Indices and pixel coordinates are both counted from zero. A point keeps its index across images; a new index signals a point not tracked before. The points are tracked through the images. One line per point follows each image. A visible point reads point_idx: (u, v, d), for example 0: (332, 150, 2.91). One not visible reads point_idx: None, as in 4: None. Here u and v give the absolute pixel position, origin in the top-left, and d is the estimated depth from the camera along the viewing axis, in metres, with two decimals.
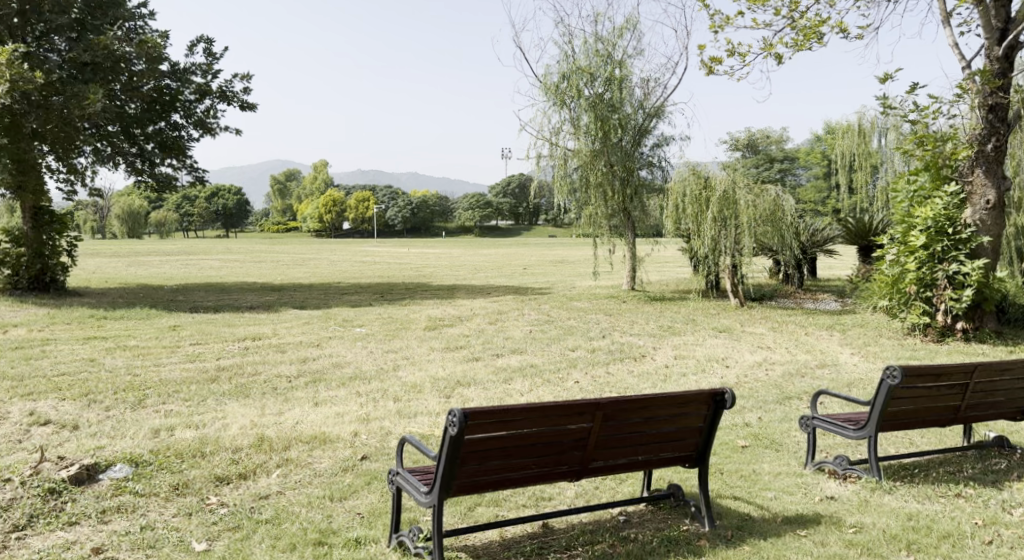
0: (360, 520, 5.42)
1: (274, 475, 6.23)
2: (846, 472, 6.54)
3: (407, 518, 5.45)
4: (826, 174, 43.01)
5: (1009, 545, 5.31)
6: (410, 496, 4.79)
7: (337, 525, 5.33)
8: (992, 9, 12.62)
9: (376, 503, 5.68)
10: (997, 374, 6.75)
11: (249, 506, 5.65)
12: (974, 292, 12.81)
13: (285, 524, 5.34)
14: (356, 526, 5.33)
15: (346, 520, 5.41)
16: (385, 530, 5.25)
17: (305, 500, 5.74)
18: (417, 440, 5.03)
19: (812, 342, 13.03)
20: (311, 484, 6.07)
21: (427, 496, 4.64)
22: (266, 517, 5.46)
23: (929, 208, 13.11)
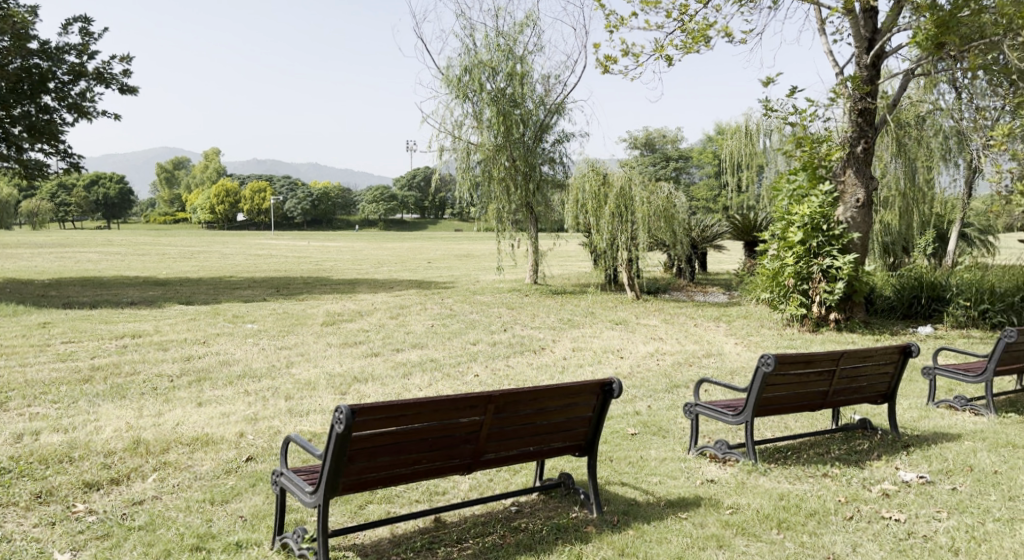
0: (242, 523, 5.36)
1: (150, 480, 6.08)
2: (726, 455, 6.89)
3: (293, 519, 5.42)
4: (718, 173, 44.61)
5: (867, 520, 5.73)
6: (294, 497, 4.78)
7: (217, 529, 5.26)
8: (862, 19, 13.47)
9: (260, 505, 5.62)
10: (860, 360, 7.23)
11: (121, 513, 5.50)
12: (845, 285, 13.59)
13: (160, 530, 5.23)
14: (238, 529, 5.27)
15: (226, 524, 5.35)
16: (269, 532, 5.21)
17: (183, 504, 5.64)
18: (301, 438, 5.02)
19: (700, 333, 13.60)
20: (190, 488, 5.95)
21: (312, 496, 4.64)
22: (138, 524, 5.33)
23: (806, 206, 13.76)
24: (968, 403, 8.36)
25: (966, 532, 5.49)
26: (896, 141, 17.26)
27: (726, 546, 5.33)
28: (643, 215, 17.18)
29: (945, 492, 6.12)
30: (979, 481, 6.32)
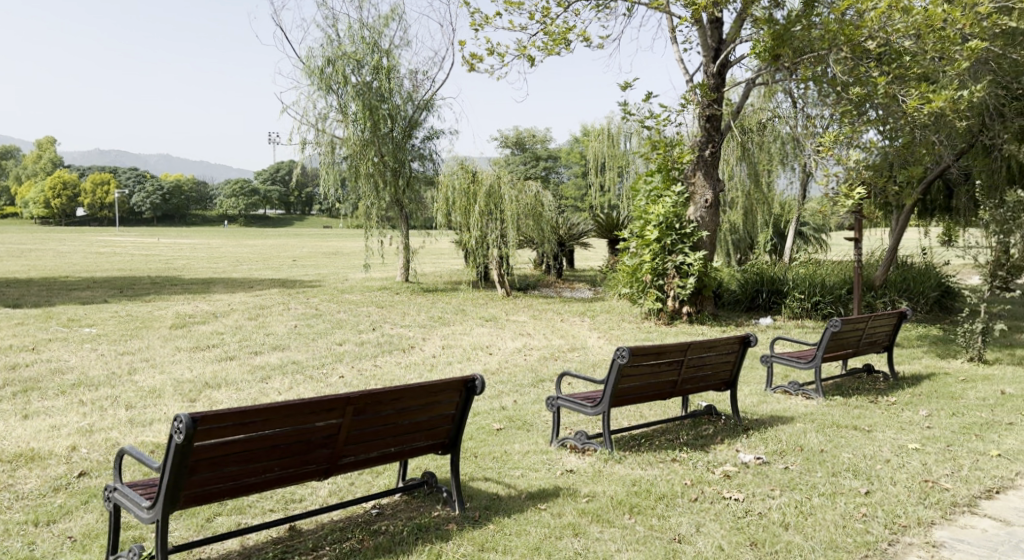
0: (70, 544, 5.12)
1: None
2: (585, 445, 7.16)
3: (131, 537, 5.23)
4: (585, 173, 45.78)
5: (710, 500, 6.12)
6: (129, 513, 4.63)
7: (41, 553, 5.01)
8: (709, 29, 14.25)
9: (92, 524, 5.39)
10: (705, 350, 7.69)
11: None
12: (696, 280, 14.38)
13: None
14: (64, 551, 5.03)
15: (52, 546, 5.10)
16: (101, 552, 5.01)
17: (2, 528, 5.33)
18: (136, 451, 4.85)
19: (566, 327, 13.99)
20: (11, 510, 5.63)
21: (149, 511, 4.50)
22: None
23: (660, 206, 14.42)
24: (800, 388, 9.05)
25: (795, 507, 5.96)
26: (740, 146, 18.89)
27: (581, 534, 5.56)
28: (512, 213, 17.52)
29: (779, 471, 6.63)
30: (809, 459, 6.87)
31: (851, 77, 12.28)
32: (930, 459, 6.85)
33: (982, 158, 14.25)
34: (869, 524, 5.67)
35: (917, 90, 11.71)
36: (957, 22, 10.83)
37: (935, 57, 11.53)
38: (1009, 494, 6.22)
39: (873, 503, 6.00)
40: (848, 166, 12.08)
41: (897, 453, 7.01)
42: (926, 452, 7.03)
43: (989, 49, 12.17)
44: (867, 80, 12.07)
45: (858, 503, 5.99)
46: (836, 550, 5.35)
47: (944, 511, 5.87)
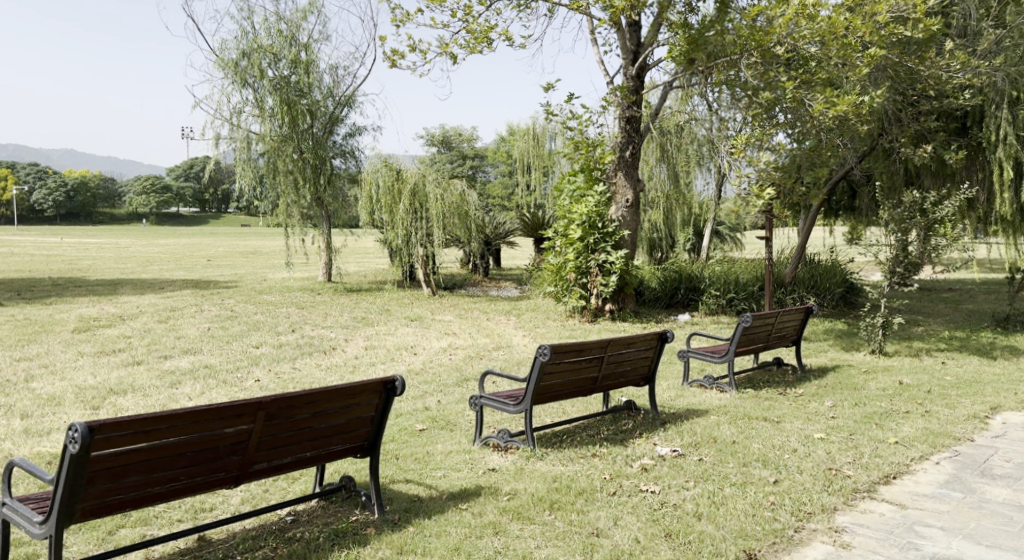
0: None
1: None
2: (508, 444, 7.18)
3: (25, 553, 5.02)
4: (511, 172, 45.88)
5: (628, 494, 6.22)
6: (20, 528, 4.43)
7: None
8: (628, 32, 14.46)
9: None
10: (624, 347, 7.80)
11: None
12: (618, 278, 14.57)
13: None
14: None
15: None
16: None
17: None
18: (28, 462, 4.64)
19: (491, 326, 14.00)
20: None
21: (42, 526, 4.32)
22: None
23: (584, 205, 14.57)
24: (715, 381, 9.30)
25: (708, 498, 6.12)
26: (660, 147, 19.44)
27: (502, 533, 5.58)
28: (438, 211, 17.44)
29: (693, 463, 6.78)
30: (721, 451, 7.06)
31: (761, 81, 12.67)
32: (834, 448, 7.13)
33: (882, 160, 14.98)
34: (776, 512, 5.86)
35: (821, 94, 12.18)
36: (858, 29, 11.40)
37: (838, 63, 12.00)
38: (904, 479, 6.52)
39: (780, 492, 6.21)
40: (760, 167, 12.41)
41: (803, 443, 7.27)
42: (831, 441, 7.32)
43: (887, 58, 12.77)
44: (776, 84, 12.51)
45: (767, 492, 6.19)
46: (746, 538, 5.50)
47: (846, 498, 6.12)
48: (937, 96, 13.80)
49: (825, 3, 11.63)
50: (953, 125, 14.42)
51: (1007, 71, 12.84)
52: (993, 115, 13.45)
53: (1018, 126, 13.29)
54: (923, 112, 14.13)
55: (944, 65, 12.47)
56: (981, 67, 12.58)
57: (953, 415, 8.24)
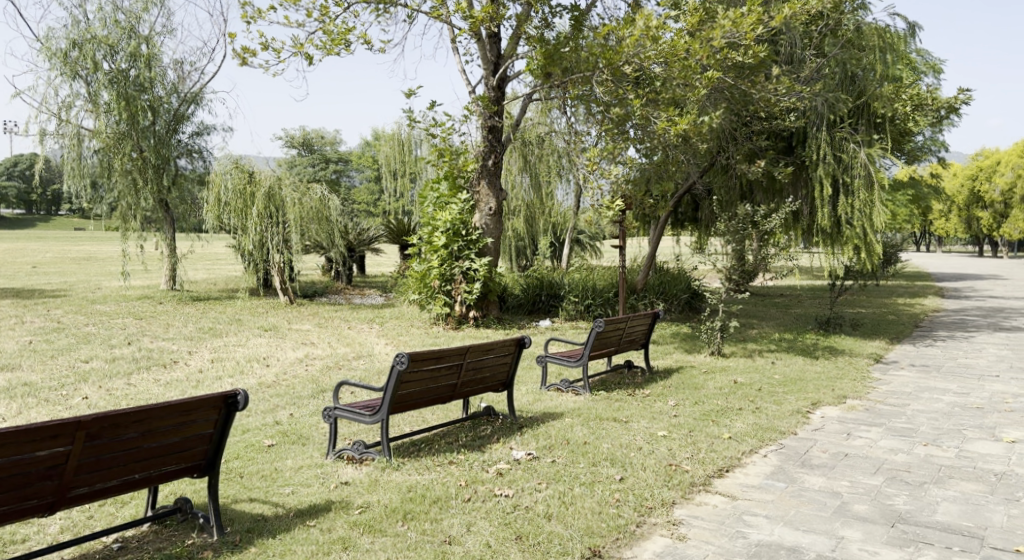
0: None
1: None
2: (363, 455, 6.88)
3: None
4: (376, 177, 45.16)
5: (482, 499, 6.13)
6: None
7: None
8: (488, 44, 14.53)
9: None
10: (484, 353, 7.67)
11: None
12: (482, 285, 14.55)
13: None
14: None
15: None
16: None
17: None
18: None
19: (352, 335, 13.61)
20: None
21: None
22: None
23: (448, 213, 14.47)
24: (571, 385, 9.42)
25: (559, 498, 6.16)
26: (522, 157, 19.82)
27: (350, 547, 5.37)
28: (295, 216, 16.80)
29: (547, 465, 6.81)
30: (573, 452, 7.13)
31: (613, 98, 13.06)
32: (675, 445, 7.36)
33: (720, 176, 15.98)
34: (621, 509, 5.98)
35: (665, 113, 12.82)
36: (696, 52, 11.97)
37: (680, 84, 12.63)
38: (736, 472, 6.82)
39: (626, 489, 6.34)
40: (612, 180, 13.00)
41: (648, 441, 7.47)
42: (672, 438, 7.56)
43: (724, 80, 13.58)
44: (626, 101, 12.99)
45: (613, 490, 6.31)
46: (592, 535, 5.58)
47: (684, 491, 6.33)
48: (768, 117, 14.74)
49: (669, 26, 12.12)
50: (781, 145, 15.25)
51: (826, 97, 14.12)
52: (814, 136, 14.48)
53: (834, 146, 14.37)
54: (755, 132, 15.10)
55: (772, 88, 13.47)
56: (803, 93, 13.68)
57: (780, 410, 8.71)
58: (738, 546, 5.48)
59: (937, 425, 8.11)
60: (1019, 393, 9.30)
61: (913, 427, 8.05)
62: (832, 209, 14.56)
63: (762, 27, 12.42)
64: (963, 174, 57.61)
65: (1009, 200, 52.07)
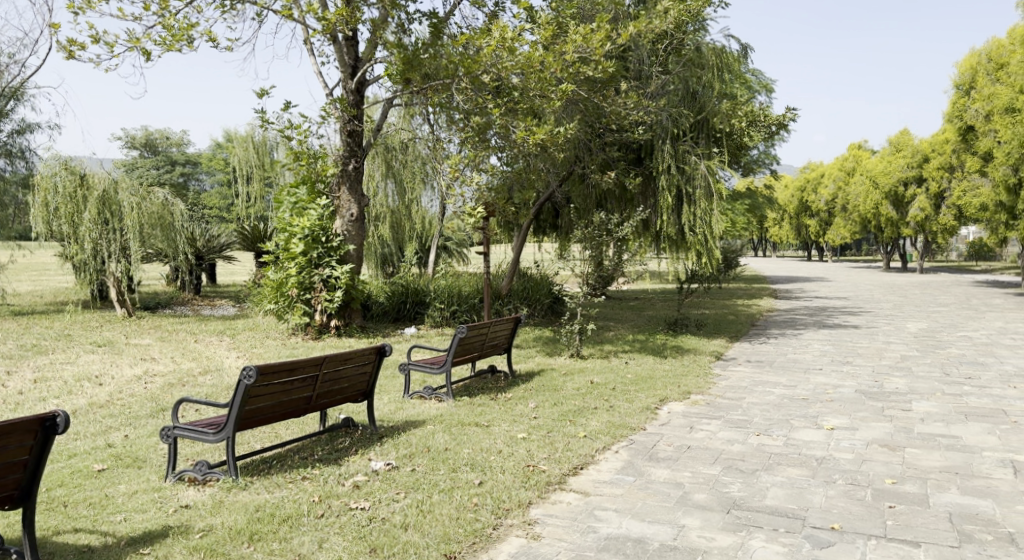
0: None
1: None
2: (206, 476, 6.57)
3: None
4: (228, 181, 43.38)
5: (336, 514, 5.98)
6: None
7: None
8: (345, 47, 14.26)
9: None
10: (341, 363, 7.30)
11: None
12: (343, 293, 14.22)
13: None
14: None
15: None
16: None
17: None
18: None
19: (199, 348, 12.98)
20: None
21: None
22: None
23: (306, 218, 14.08)
24: (433, 392, 9.39)
25: (416, 507, 6.11)
26: (385, 163, 19.69)
27: None
28: (133, 222, 15.91)
29: (405, 474, 6.74)
30: (433, 460, 7.10)
31: (472, 106, 13.13)
32: (534, 446, 7.49)
33: (577, 185, 16.35)
34: (478, 513, 6.02)
35: (524, 122, 13.08)
36: (550, 64, 12.25)
37: (536, 95, 12.80)
38: (590, 469, 7.02)
39: (483, 492, 6.40)
40: (475, 188, 13.19)
41: (507, 444, 7.56)
42: (531, 440, 7.68)
43: (579, 94, 13.97)
44: (486, 110, 13.02)
45: (471, 495, 6.34)
46: (447, 542, 5.60)
47: (539, 491, 6.45)
48: (618, 129, 15.32)
49: (524, 38, 12.33)
50: (631, 156, 15.90)
51: (671, 112, 14.88)
52: (660, 148, 15.24)
53: (677, 158, 15.18)
54: (607, 143, 15.58)
55: (622, 103, 14.06)
56: (650, 107, 14.30)
57: (632, 407, 9.03)
58: (588, 541, 5.64)
59: (769, 416, 8.65)
60: (839, 383, 10.09)
61: (749, 419, 8.56)
62: (676, 217, 15.44)
63: (610, 43, 12.89)
64: (794, 185, 61.96)
65: (831, 209, 56.03)
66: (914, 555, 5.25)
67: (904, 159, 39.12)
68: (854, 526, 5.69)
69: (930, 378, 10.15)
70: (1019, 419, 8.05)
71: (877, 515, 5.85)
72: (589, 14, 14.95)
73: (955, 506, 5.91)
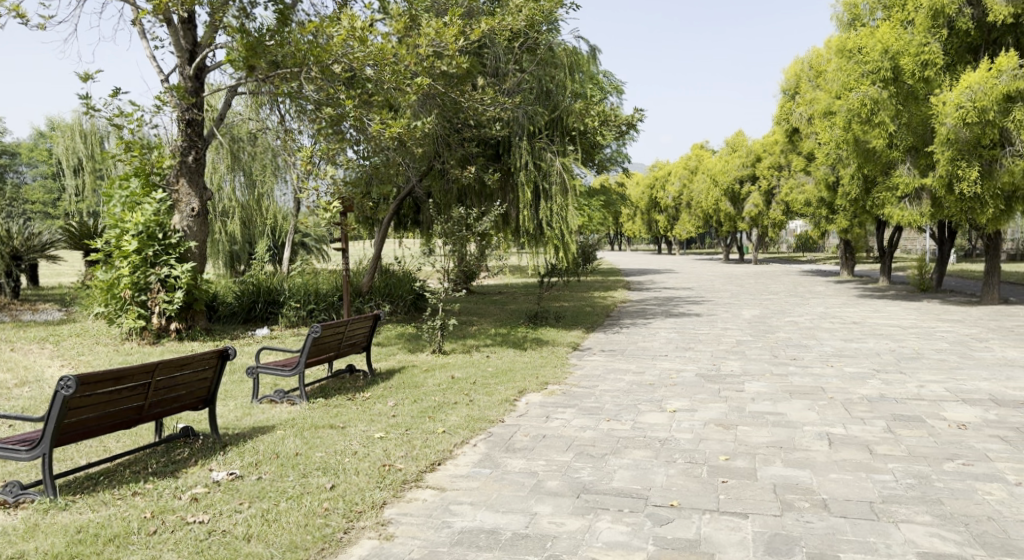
0: None
1: None
2: (18, 498, 6.08)
3: None
4: (54, 174, 40.37)
5: (170, 530, 5.68)
6: None
7: None
8: (181, 30, 13.55)
9: None
10: (177, 369, 6.91)
11: None
12: (184, 294, 13.50)
13: None
14: None
15: None
16: None
17: None
18: None
19: (17, 358, 11.98)
20: None
21: None
22: None
23: (139, 213, 13.23)
24: (285, 395, 9.09)
25: (261, 516, 5.89)
26: (231, 155, 18.94)
27: None
28: None
29: (251, 483, 6.48)
30: (282, 466, 6.87)
31: (324, 97, 12.79)
32: (390, 445, 7.39)
33: (437, 180, 16.27)
34: (328, 517, 5.88)
35: (379, 115, 12.86)
36: (404, 56, 12.10)
37: (391, 87, 12.61)
38: (446, 464, 7.01)
39: (335, 496, 6.25)
40: (329, 181, 12.55)
41: (363, 444, 7.43)
42: (388, 439, 7.59)
43: (436, 88, 13.79)
44: (339, 101, 12.71)
45: (321, 499, 6.18)
46: (294, 550, 5.45)
47: (394, 490, 6.39)
48: (476, 125, 15.31)
49: (376, 30, 12.12)
50: (489, 152, 16.01)
51: (527, 110, 15.12)
52: (517, 144, 15.39)
53: (534, 155, 15.44)
54: (465, 139, 15.51)
55: (479, 99, 14.06)
56: (507, 104, 14.42)
57: (490, 400, 9.09)
58: (442, 536, 5.64)
59: (619, 401, 8.92)
60: (682, 368, 10.57)
61: (600, 406, 8.80)
62: (534, 212, 15.65)
63: (462, 40, 12.90)
64: (645, 182, 64.32)
65: (678, 206, 58.52)
66: (743, 526, 5.56)
67: (740, 158, 41.63)
68: (691, 502, 5.97)
69: (762, 361, 10.80)
70: (836, 395, 8.71)
71: (712, 490, 6.16)
72: (443, 8, 14.84)
73: (780, 477, 6.31)
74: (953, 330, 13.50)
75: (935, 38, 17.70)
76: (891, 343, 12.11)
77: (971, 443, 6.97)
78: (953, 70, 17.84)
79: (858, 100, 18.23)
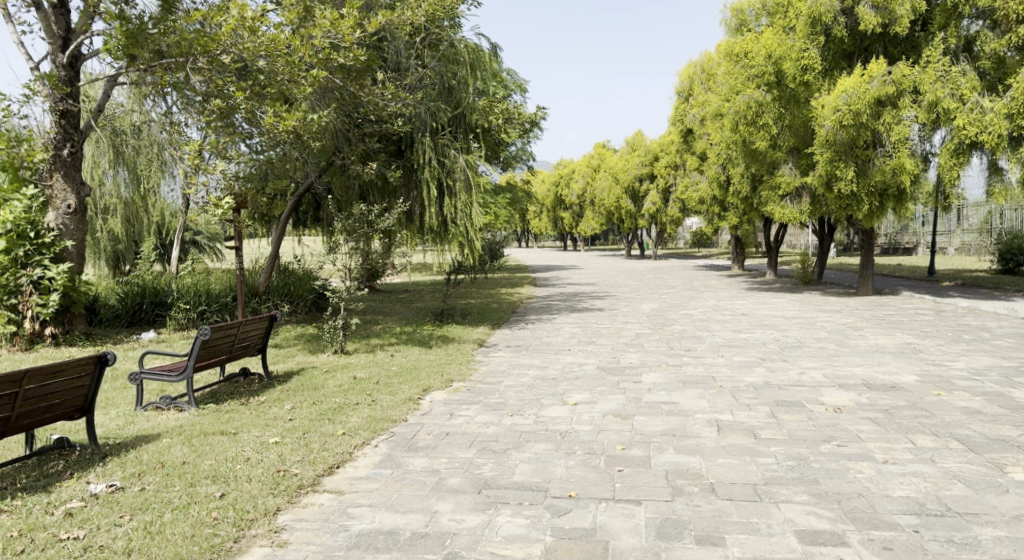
0: None
1: None
2: None
3: None
4: None
5: (40, 549, 5.35)
6: None
7: None
8: (52, 16, 12.80)
9: None
10: (49, 378, 6.51)
11: None
12: (59, 297, 12.83)
13: None
14: None
15: None
16: None
17: None
18: None
19: None
20: None
21: None
22: None
23: (7, 211, 12.34)
24: (172, 402, 8.71)
25: (143, 529, 5.62)
26: (112, 148, 18.02)
27: None
28: None
29: (133, 495, 6.18)
30: (168, 475, 6.57)
31: (212, 89, 12.32)
32: (286, 450, 7.16)
33: (337, 176, 15.92)
34: (217, 527, 5.66)
35: (272, 108, 12.48)
36: (298, 48, 11.81)
37: (286, 79, 12.31)
38: (345, 467, 6.85)
39: (225, 504, 6.01)
40: (218, 176, 12.00)
41: (257, 450, 7.18)
42: (284, 443, 7.36)
43: (332, 81, 13.55)
44: (228, 92, 12.27)
45: (210, 508, 5.94)
46: None
47: (289, 496, 6.19)
48: (377, 120, 15.02)
49: (267, 21, 11.85)
50: (391, 148, 15.73)
51: (428, 105, 14.96)
52: (420, 140, 15.14)
53: (437, 152, 15.28)
54: (366, 134, 15.25)
55: (378, 94, 13.90)
56: (408, 99, 14.25)
57: (393, 400, 8.95)
58: (338, 540, 5.50)
59: (522, 396, 8.93)
60: (583, 362, 10.67)
61: (504, 401, 8.78)
62: (438, 209, 15.48)
63: (359, 31, 12.64)
64: (550, 179, 64.97)
65: (582, 204, 59.39)
66: (637, 513, 5.64)
67: (639, 157, 42.63)
68: (588, 492, 6.01)
69: (658, 353, 11.02)
70: (725, 384, 8.96)
71: (608, 479, 6.22)
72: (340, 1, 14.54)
73: (672, 464, 6.43)
74: (833, 319, 14.12)
75: (814, 44, 18.38)
76: (777, 333, 12.57)
77: (845, 425, 7.27)
78: (830, 74, 18.66)
79: (745, 101, 19.03)
